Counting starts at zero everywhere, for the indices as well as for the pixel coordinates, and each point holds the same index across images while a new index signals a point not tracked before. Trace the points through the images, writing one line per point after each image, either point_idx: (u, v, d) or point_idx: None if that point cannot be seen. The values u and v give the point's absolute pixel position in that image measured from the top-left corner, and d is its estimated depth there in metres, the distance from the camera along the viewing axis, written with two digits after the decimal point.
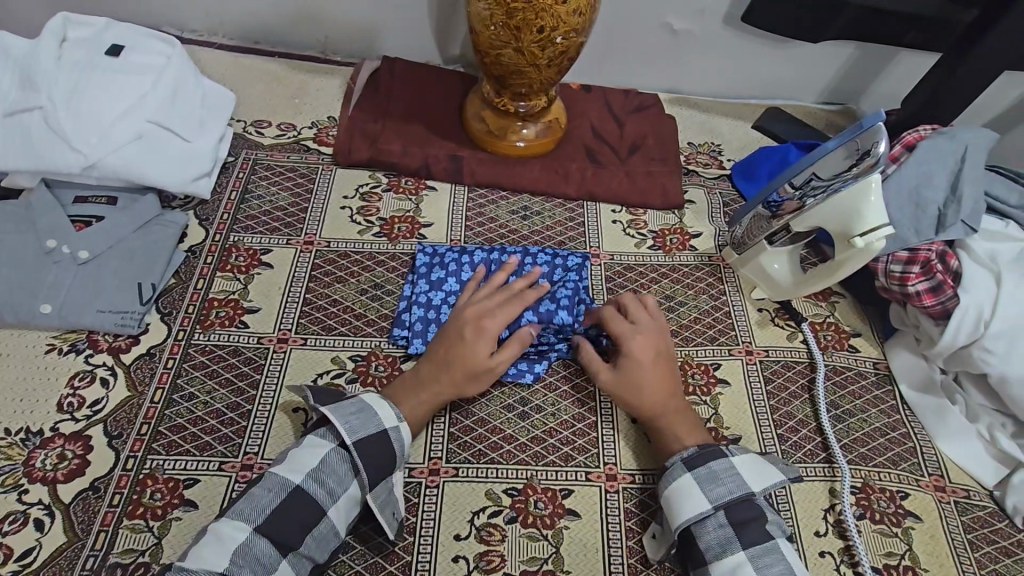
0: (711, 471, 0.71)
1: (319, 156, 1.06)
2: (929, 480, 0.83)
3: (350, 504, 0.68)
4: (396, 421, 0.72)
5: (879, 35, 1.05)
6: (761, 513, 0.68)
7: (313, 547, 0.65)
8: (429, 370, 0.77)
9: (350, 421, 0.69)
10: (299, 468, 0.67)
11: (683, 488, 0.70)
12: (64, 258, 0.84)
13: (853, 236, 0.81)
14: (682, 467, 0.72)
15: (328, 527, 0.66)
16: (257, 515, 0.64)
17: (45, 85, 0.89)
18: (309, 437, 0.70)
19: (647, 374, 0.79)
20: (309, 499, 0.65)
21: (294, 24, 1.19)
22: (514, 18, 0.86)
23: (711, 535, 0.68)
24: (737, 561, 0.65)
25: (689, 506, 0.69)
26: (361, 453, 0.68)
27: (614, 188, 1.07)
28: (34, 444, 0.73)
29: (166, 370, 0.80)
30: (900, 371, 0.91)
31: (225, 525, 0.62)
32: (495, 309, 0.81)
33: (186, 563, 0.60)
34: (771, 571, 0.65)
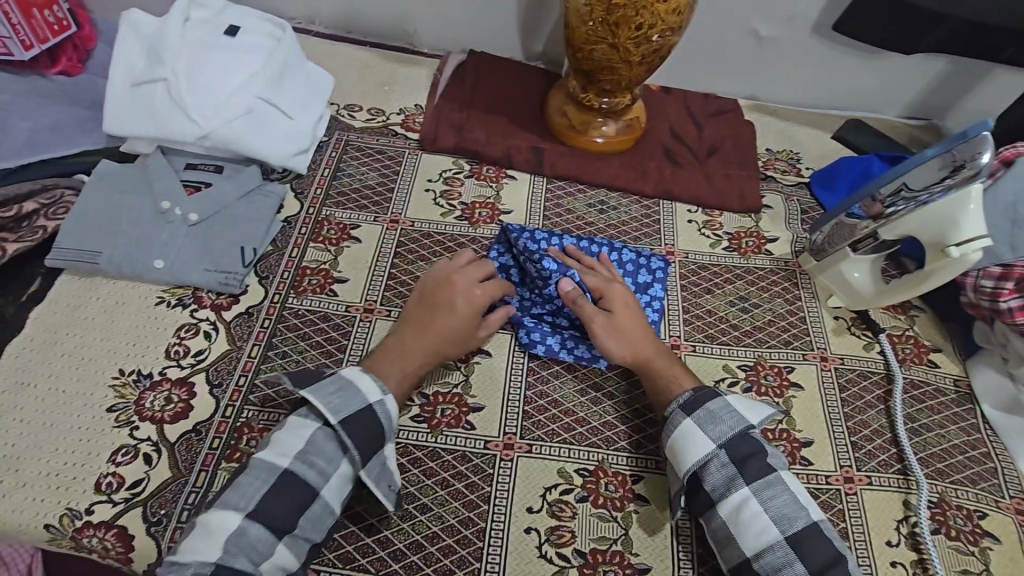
0: (708, 411, 0.73)
1: (406, 140, 1.11)
2: (1010, 503, 0.81)
3: (342, 482, 0.68)
4: (379, 395, 0.71)
5: (976, 48, 1.00)
6: (759, 449, 0.71)
7: (310, 527, 0.66)
8: (413, 341, 0.78)
9: (331, 400, 0.69)
10: (285, 453, 0.66)
11: (685, 433, 0.72)
12: (175, 219, 0.90)
13: (947, 246, 0.79)
14: (681, 413, 0.74)
15: (321, 507, 0.66)
16: (245, 503, 0.63)
17: (169, 59, 0.96)
18: (292, 418, 0.70)
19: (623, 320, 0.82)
20: (300, 481, 0.65)
21: (387, 16, 1.24)
22: (614, 14, 0.88)
23: (715, 474, 0.70)
24: (742, 497, 0.68)
25: (695, 451, 0.71)
26: (348, 431, 0.68)
27: (690, 188, 1.07)
28: (144, 386, 0.79)
29: (263, 328, 0.85)
30: (982, 389, 0.89)
31: (213, 517, 0.62)
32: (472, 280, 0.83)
33: (177, 558, 0.60)
34: (776, 502, 0.67)
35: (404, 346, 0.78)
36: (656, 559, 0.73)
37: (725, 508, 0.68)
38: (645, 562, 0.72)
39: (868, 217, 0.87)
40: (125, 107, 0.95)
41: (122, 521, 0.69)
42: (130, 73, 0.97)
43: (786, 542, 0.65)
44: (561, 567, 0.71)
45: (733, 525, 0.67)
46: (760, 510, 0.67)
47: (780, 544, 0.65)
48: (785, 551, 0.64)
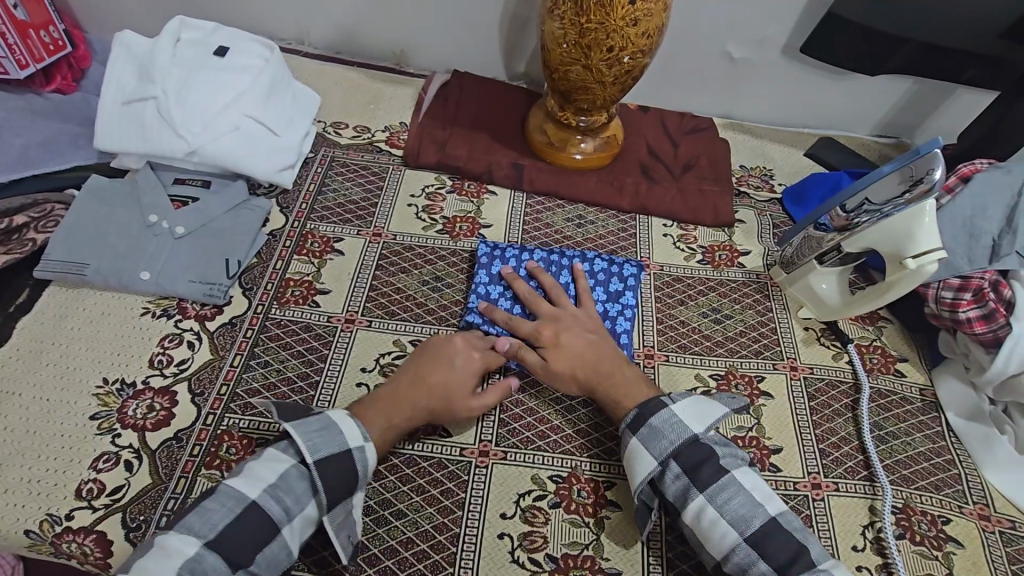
0: (651, 428, 0.74)
1: (391, 157, 1.14)
2: (974, 508, 0.83)
3: (305, 524, 0.68)
4: (361, 441, 0.72)
5: (936, 71, 1.04)
6: (709, 454, 0.72)
7: (263, 565, 0.65)
8: (406, 393, 0.78)
9: (311, 439, 0.69)
10: (256, 484, 0.67)
11: (633, 453, 0.74)
12: (162, 232, 0.92)
13: (905, 257, 0.83)
14: (628, 432, 0.76)
15: (281, 545, 0.66)
16: (208, 530, 0.63)
17: (160, 78, 0.99)
18: (270, 450, 0.70)
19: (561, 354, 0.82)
20: (263, 514, 0.65)
21: (374, 38, 1.29)
22: (586, 38, 0.92)
23: (671, 484, 0.72)
24: (699, 505, 0.69)
25: (643, 469, 0.73)
26: (321, 474, 0.68)
27: (665, 203, 1.11)
28: (127, 394, 0.81)
29: (246, 339, 0.87)
30: (947, 398, 0.92)
31: (175, 538, 0.62)
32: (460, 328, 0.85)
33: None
34: (732, 504, 0.68)
35: (397, 398, 0.78)
36: (626, 563, 0.74)
37: (687, 517, 0.70)
38: (615, 566, 0.74)
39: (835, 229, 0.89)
40: (116, 124, 0.98)
41: (101, 527, 0.71)
42: (120, 91, 1.00)
43: (747, 543, 0.66)
44: (534, 571, 0.73)
45: (698, 532, 0.69)
46: (716, 515, 0.68)
47: (742, 545, 0.66)
48: (748, 551, 0.66)
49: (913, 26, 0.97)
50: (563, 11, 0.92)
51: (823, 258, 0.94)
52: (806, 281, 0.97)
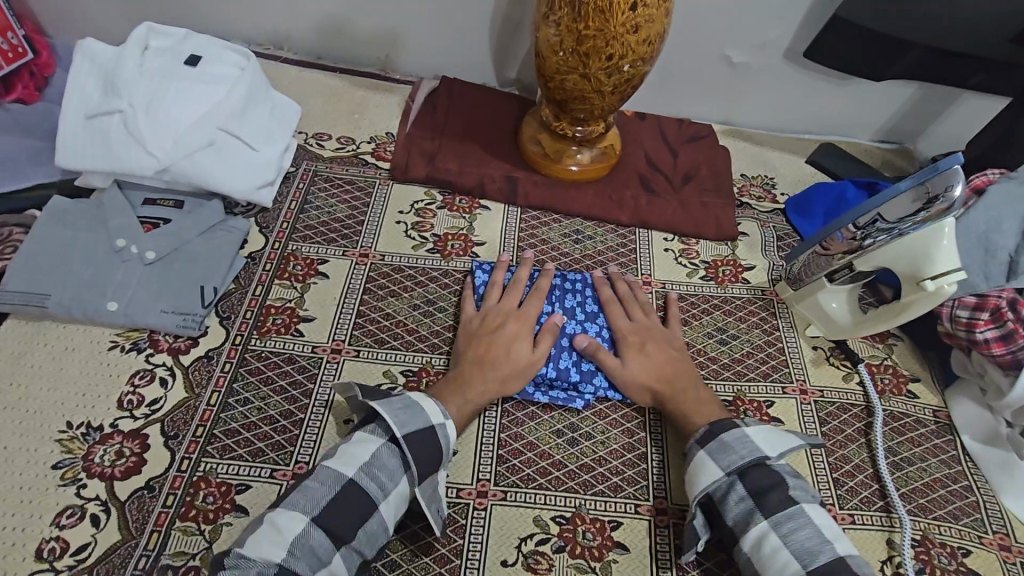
0: (720, 442, 0.72)
1: (377, 170, 1.08)
2: (993, 538, 0.79)
3: (399, 500, 0.67)
4: (442, 418, 0.72)
5: (945, 77, 1.00)
6: (779, 481, 0.68)
7: (364, 542, 0.64)
8: (475, 372, 0.79)
9: (398, 414, 0.69)
10: (350, 463, 0.66)
11: (697, 464, 0.72)
12: (131, 257, 0.86)
13: (922, 279, 0.79)
14: (697, 445, 0.74)
15: (378, 522, 0.65)
16: (312, 508, 0.63)
17: (126, 91, 0.92)
18: (360, 432, 0.69)
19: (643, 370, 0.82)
20: (361, 492, 0.65)
21: (357, 42, 1.22)
22: (584, 45, 0.87)
23: (733, 507, 0.69)
24: (761, 531, 0.66)
25: (707, 481, 0.70)
26: (411, 448, 0.68)
27: (667, 216, 1.06)
28: (93, 439, 0.74)
29: (223, 373, 0.81)
30: (962, 421, 0.88)
31: (282, 515, 0.62)
32: (517, 309, 0.86)
33: (245, 551, 0.59)
34: (797, 536, 0.64)
35: (468, 377, 0.79)
36: None
37: (746, 544, 0.67)
38: None
39: (841, 249, 0.86)
40: (79, 141, 0.91)
41: None
42: (83, 105, 0.93)
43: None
44: None
45: (755, 561, 0.66)
46: (779, 544, 0.64)
47: None
48: None
49: (924, 31, 0.93)
50: (559, 17, 0.86)
51: (830, 277, 0.90)
52: (813, 297, 0.93)
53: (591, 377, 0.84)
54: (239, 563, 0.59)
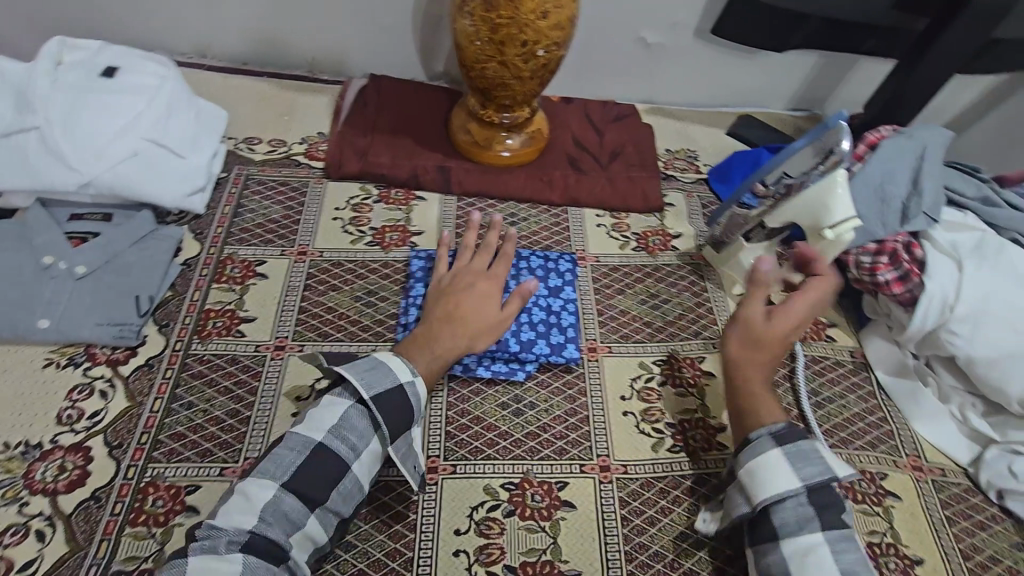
0: (797, 449, 0.67)
1: (311, 170, 1.09)
2: (907, 461, 0.87)
3: (371, 459, 0.70)
4: (410, 376, 0.73)
5: (838, 44, 1.08)
6: (839, 501, 0.65)
7: (339, 500, 0.67)
8: (442, 329, 0.81)
9: (363, 377, 0.70)
10: (319, 427, 0.68)
11: (772, 463, 0.67)
12: (60, 273, 0.85)
13: (823, 228, 0.84)
14: (770, 440, 0.69)
15: (351, 482, 0.68)
16: (283, 473, 0.65)
17: (40, 106, 0.90)
18: (327, 396, 0.71)
19: (806, 312, 0.80)
20: (332, 455, 0.67)
21: (283, 45, 1.22)
22: (498, 34, 0.90)
23: (791, 512, 0.65)
24: (812, 542, 0.63)
25: (778, 484, 0.66)
26: (379, 408, 0.69)
27: (597, 193, 1.11)
28: (34, 457, 0.74)
29: (165, 380, 0.81)
30: (875, 358, 0.96)
31: (251, 484, 0.64)
32: (485, 271, 0.88)
33: (217, 521, 0.62)
34: (845, 554, 0.62)
35: (436, 333, 0.80)
36: (586, 563, 0.74)
37: (789, 546, 0.64)
38: (574, 568, 0.73)
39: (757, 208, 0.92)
40: None
41: None
42: None
43: None
44: None
45: (795, 567, 0.62)
46: (829, 561, 0.61)
47: None
48: None
49: (813, 2, 1.00)
50: (472, 7, 0.90)
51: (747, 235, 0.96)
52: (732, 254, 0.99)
53: (531, 346, 0.88)
54: (211, 534, 0.61)
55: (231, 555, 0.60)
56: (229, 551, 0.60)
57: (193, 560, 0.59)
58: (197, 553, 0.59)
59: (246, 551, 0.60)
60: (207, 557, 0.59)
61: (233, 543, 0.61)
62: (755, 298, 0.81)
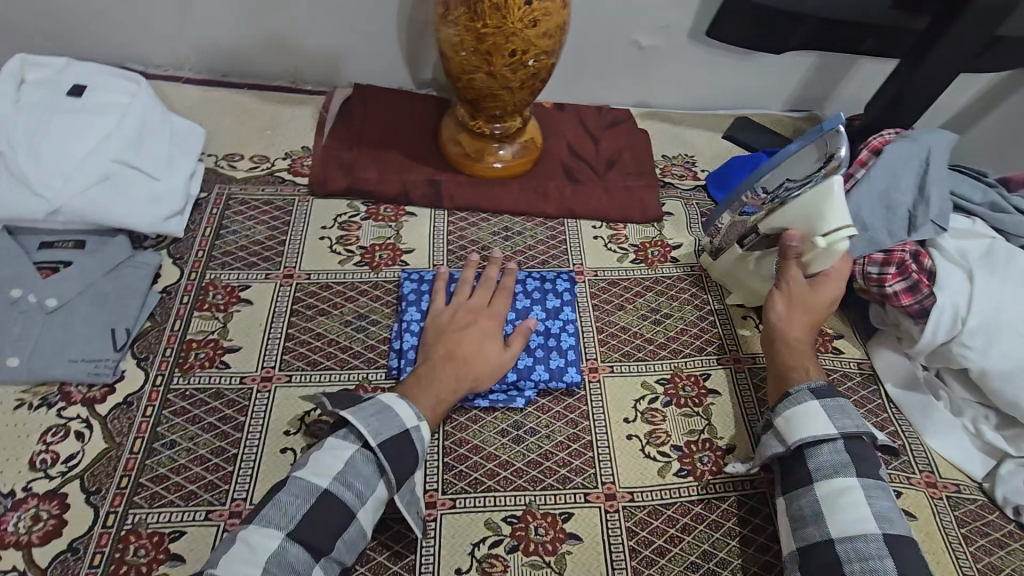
0: (838, 404, 0.73)
1: (296, 186, 1.05)
2: (920, 478, 0.84)
3: (376, 505, 0.68)
4: (416, 420, 0.71)
5: (837, 45, 1.04)
6: (872, 457, 0.70)
7: (344, 550, 0.65)
8: (444, 369, 0.78)
9: (370, 422, 0.69)
10: (325, 473, 0.66)
11: (811, 412, 0.72)
12: (31, 307, 0.80)
13: (816, 236, 0.82)
14: (810, 394, 0.74)
15: (356, 529, 0.66)
16: (288, 522, 0.63)
17: (3, 130, 0.85)
18: (331, 439, 0.69)
19: (833, 287, 0.84)
20: (338, 502, 0.65)
21: (263, 55, 1.18)
22: (484, 44, 0.86)
23: (827, 458, 0.69)
24: (848, 484, 0.67)
25: (815, 428, 0.71)
26: (386, 453, 0.68)
27: (593, 204, 1.07)
28: (5, 507, 0.69)
29: (146, 418, 0.77)
30: (885, 369, 0.93)
31: (255, 533, 0.62)
32: (486, 307, 0.87)
33: (216, 571, 0.59)
34: (876, 501, 0.66)
35: (436, 374, 0.78)
36: None
37: (824, 487, 0.68)
38: None
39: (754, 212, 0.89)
40: None
41: None
42: None
43: (882, 538, 0.63)
44: None
45: (828, 507, 0.66)
46: (863, 502, 0.65)
47: (876, 537, 0.63)
48: (880, 545, 0.62)
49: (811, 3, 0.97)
50: (457, 16, 0.86)
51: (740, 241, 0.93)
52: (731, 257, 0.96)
53: (529, 372, 0.85)
54: None
55: None
56: None
57: None
58: None
59: None
60: None
61: None
62: (790, 269, 0.84)
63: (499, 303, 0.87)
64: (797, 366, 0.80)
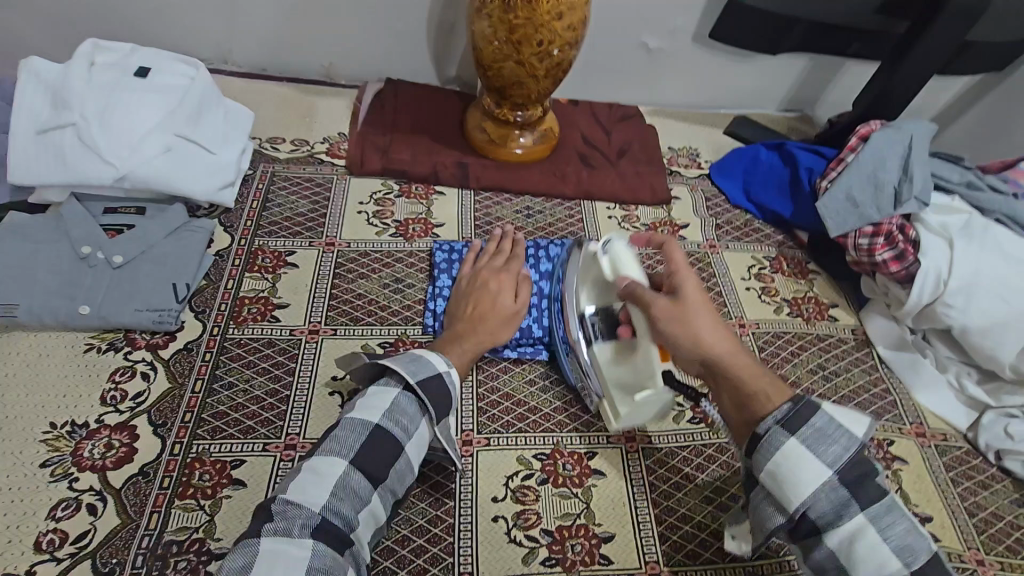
0: (816, 429, 0.60)
1: (334, 167, 1.13)
2: (911, 428, 0.92)
3: (420, 442, 0.71)
4: (447, 366, 0.76)
5: (827, 47, 1.16)
6: (869, 469, 0.60)
7: (395, 481, 0.69)
8: (467, 329, 0.85)
9: (408, 365, 0.73)
10: (374, 411, 0.69)
11: (793, 458, 0.60)
12: (99, 263, 0.87)
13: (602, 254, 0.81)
14: (782, 431, 0.61)
15: (405, 463, 0.69)
16: (347, 452, 0.66)
17: (77, 104, 0.94)
18: (374, 386, 0.72)
19: (693, 286, 0.72)
20: (388, 437, 0.68)
21: (301, 52, 1.27)
22: (516, 34, 0.96)
23: (826, 502, 0.59)
24: (857, 526, 0.57)
25: (809, 479, 0.59)
26: (427, 392, 0.72)
27: (608, 187, 1.16)
28: (80, 436, 0.75)
29: (204, 362, 0.84)
30: (876, 334, 1.01)
31: (322, 462, 0.65)
32: (500, 267, 0.93)
33: (289, 496, 0.62)
34: (894, 529, 0.57)
35: (464, 334, 0.84)
36: (619, 526, 0.77)
37: (834, 536, 0.58)
38: (608, 530, 0.77)
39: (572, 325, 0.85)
40: (31, 156, 0.92)
41: None
42: (33, 120, 0.94)
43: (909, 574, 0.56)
44: (532, 548, 0.74)
45: (845, 558, 0.58)
46: (878, 541, 0.57)
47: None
48: None
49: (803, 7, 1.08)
50: (491, 10, 0.96)
51: (593, 344, 0.82)
52: (617, 365, 0.79)
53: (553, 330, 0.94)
54: (283, 513, 0.61)
55: (303, 538, 0.59)
56: (303, 532, 0.60)
57: (265, 542, 0.58)
58: (269, 535, 0.59)
59: (319, 531, 0.60)
60: (280, 537, 0.59)
61: (305, 526, 0.60)
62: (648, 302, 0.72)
63: (513, 263, 0.94)
64: (758, 397, 0.66)
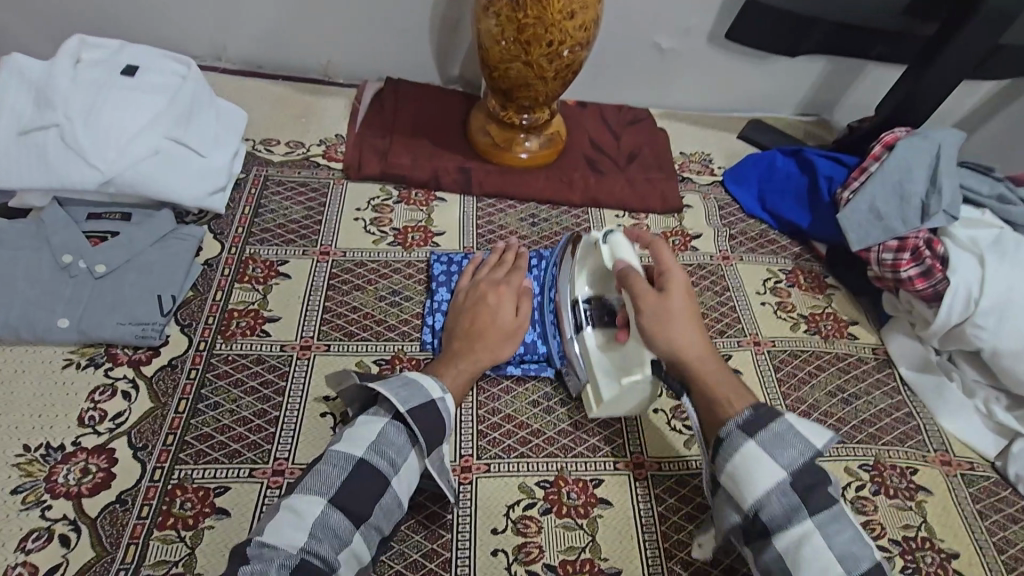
0: (772, 434, 0.63)
1: (330, 171, 1.08)
2: (936, 455, 0.87)
3: (410, 475, 0.67)
4: (441, 392, 0.71)
5: (850, 50, 1.10)
6: (824, 478, 0.61)
7: (381, 518, 0.64)
8: (463, 347, 0.80)
9: (398, 391, 0.68)
10: (358, 443, 0.65)
11: (749, 459, 0.62)
12: (80, 273, 0.83)
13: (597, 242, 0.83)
14: (740, 435, 0.63)
15: (392, 498, 0.65)
16: (328, 489, 0.62)
17: (61, 103, 0.89)
18: (362, 415, 0.68)
19: (678, 283, 0.73)
20: (374, 471, 0.64)
21: (298, 49, 1.22)
22: (525, 33, 0.91)
23: (778, 505, 0.60)
24: (804, 530, 0.59)
25: (763, 479, 0.61)
26: (417, 422, 0.67)
27: (616, 194, 1.11)
28: (55, 459, 0.71)
29: (189, 380, 0.79)
30: (899, 354, 0.96)
31: (300, 500, 0.61)
32: (501, 279, 0.88)
33: (265, 539, 0.58)
34: (841, 538, 0.59)
35: (461, 353, 0.80)
36: (626, 561, 0.73)
37: (782, 540, 0.59)
38: (614, 566, 0.72)
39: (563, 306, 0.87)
40: (12, 159, 0.87)
41: None
42: (15, 120, 0.89)
43: None
44: None
45: (791, 561, 0.59)
46: (824, 546, 0.58)
47: None
48: None
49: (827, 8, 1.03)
50: (498, 8, 0.91)
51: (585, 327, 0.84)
52: (608, 352, 0.82)
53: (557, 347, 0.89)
54: (262, 553, 0.58)
55: None
56: (281, 572, 0.56)
57: None
58: None
59: (297, 572, 0.57)
60: None
61: (285, 566, 0.57)
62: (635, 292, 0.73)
63: (513, 275, 0.89)
64: (721, 402, 0.67)
